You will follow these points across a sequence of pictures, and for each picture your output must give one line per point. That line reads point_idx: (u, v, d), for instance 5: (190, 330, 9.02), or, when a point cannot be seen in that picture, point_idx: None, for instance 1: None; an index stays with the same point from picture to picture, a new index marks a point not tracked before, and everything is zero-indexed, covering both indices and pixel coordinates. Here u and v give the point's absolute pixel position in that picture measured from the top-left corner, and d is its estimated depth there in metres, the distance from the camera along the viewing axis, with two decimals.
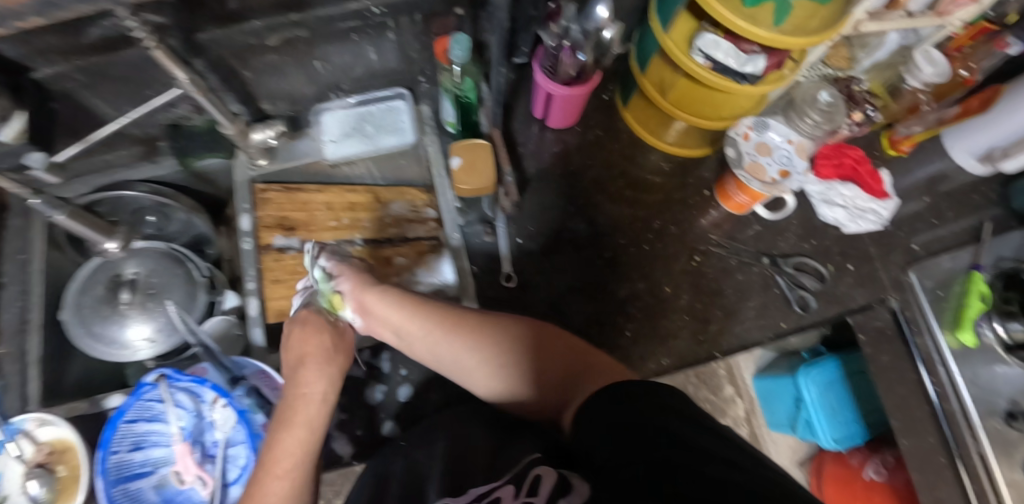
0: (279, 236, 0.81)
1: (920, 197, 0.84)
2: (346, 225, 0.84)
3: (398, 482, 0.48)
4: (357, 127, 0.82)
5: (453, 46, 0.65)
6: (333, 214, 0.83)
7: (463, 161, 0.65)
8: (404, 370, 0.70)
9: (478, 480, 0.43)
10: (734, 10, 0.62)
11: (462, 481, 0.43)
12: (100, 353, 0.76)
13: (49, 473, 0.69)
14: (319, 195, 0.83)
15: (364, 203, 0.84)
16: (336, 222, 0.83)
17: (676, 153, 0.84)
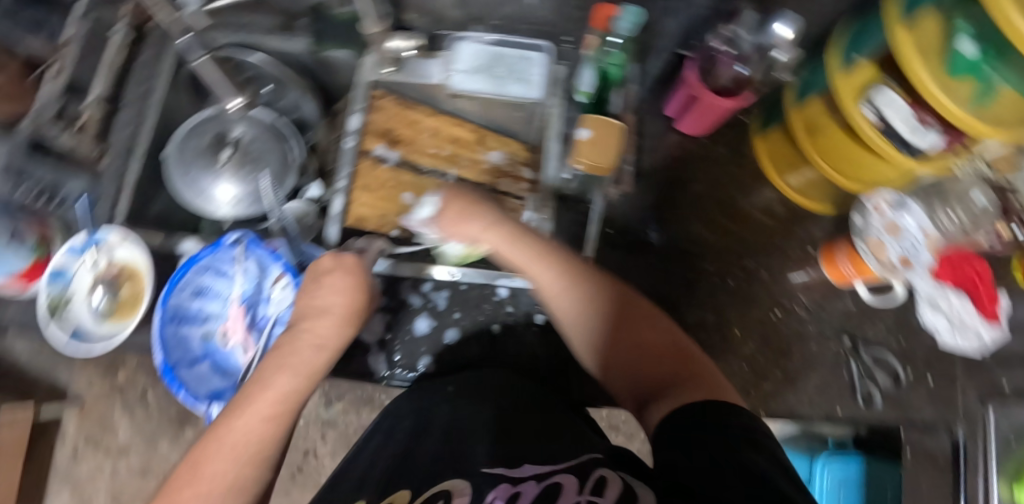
0: (381, 145, 0.80)
1: None
2: (444, 156, 0.82)
3: (433, 431, 0.48)
4: (489, 66, 0.78)
5: (622, 15, 0.65)
6: (435, 141, 0.82)
7: (590, 134, 0.65)
8: (457, 313, 0.70)
9: (533, 457, 0.41)
10: (936, 77, 0.55)
11: (513, 453, 0.42)
12: (188, 199, 0.79)
13: (113, 289, 0.74)
14: (430, 120, 0.83)
15: (467, 142, 0.84)
16: (436, 150, 0.82)
17: (795, 199, 0.79)
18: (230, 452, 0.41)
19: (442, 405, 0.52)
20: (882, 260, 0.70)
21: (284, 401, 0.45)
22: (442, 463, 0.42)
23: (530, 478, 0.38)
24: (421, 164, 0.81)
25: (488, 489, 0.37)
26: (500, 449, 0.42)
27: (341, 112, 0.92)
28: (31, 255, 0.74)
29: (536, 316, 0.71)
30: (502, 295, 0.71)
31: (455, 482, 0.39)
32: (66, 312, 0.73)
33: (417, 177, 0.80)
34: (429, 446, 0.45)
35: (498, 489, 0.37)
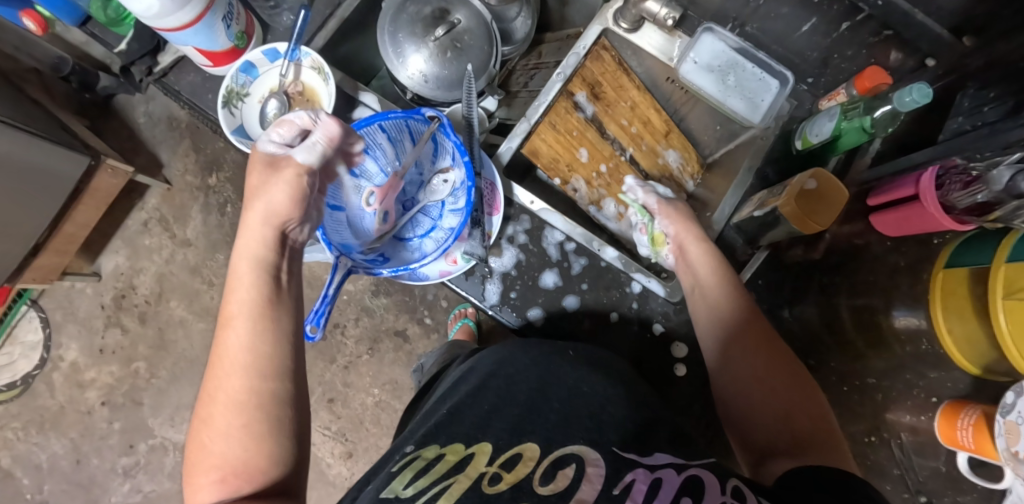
0: (582, 93, 0.78)
1: None
2: (631, 133, 0.81)
3: (563, 383, 0.52)
4: (723, 69, 0.76)
5: (908, 90, 0.60)
6: (629, 115, 0.81)
7: (812, 188, 0.63)
8: (584, 285, 0.72)
9: (664, 450, 0.46)
10: None
11: (643, 441, 0.46)
12: (385, 56, 0.80)
13: (288, 106, 0.75)
14: (635, 92, 0.81)
15: (656, 130, 0.82)
16: (626, 122, 0.81)
17: (946, 346, 0.72)
18: (222, 368, 0.43)
19: (562, 361, 0.56)
20: (1010, 447, 0.64)
21: (256, 289, 0.46)
22: (571, 428, 0.47)
23: (667, 467, 0.43)
24: (608, 130, 0.80)
25: (625, 471, 0.42)
26: (626, 431, 0.47)
27: (545, 43, 0.93)
28: (230, 41, 0.74)
29: (654, 325, 0.72)
30: (632, 290, 0.72)
31: (585, 449, 0.44)
32: (238, 105, 0.74)
33: (599, 138, 0.78)
34: (559, 403, 0.49)
35: (636, 473, 0.42)
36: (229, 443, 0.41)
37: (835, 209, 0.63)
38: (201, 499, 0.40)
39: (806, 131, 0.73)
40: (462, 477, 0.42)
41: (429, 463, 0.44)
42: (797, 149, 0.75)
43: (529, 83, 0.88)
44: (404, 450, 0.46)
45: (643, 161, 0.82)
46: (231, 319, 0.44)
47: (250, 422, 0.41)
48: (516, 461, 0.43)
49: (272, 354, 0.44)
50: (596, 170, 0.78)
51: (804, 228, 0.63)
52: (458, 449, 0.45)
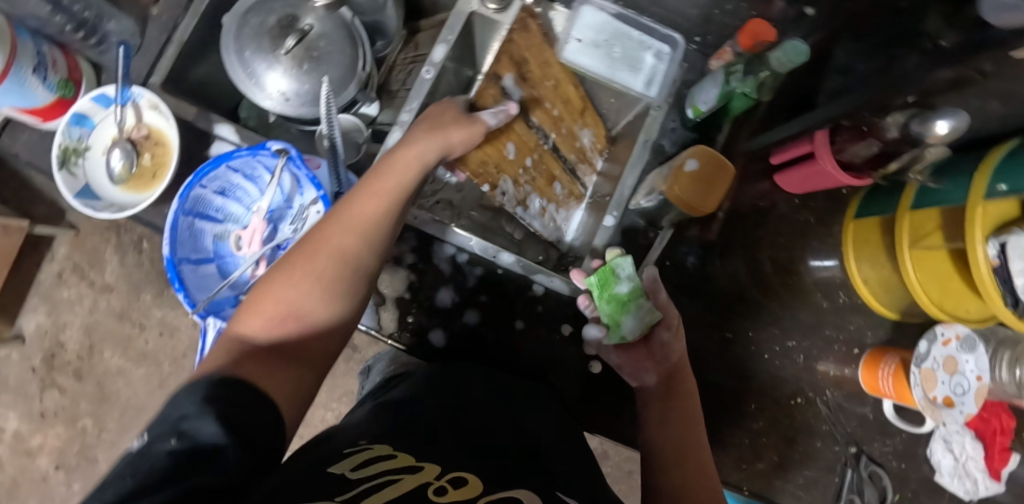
0: (509, 77, 0.71)
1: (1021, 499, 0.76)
2: (555, 116, 0.74)
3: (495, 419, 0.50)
4: (609, 43, 0.69)
5: (784, 47, 0.56)
6: (552, 95, 0.74)
7: (695, 168, 0.59)
8: (484, 296, 0.69)
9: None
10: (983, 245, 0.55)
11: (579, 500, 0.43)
12: (236, 78, 0.72)
13: (133, 154, 0.69)
14: (557, 67, 0.74)
15: (575, 108, 0.76)
16: (549, 104, 0.74)
17: (864, 295, 0.73)
18: (346, 229, 0.51)
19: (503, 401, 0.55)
20: (928, 395, 0.65)
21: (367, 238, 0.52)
22: (509, 471, 0.42)
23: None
24: (534, 117, 0.72)
25: None
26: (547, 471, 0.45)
27: (422, 32, 0.84)
28: (52, 93, 0.66)
29: (563, 326, 0.69)
30: (536, 292, 0.69)
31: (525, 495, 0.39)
32: (77, 163, 0.67)
33: (526, 128, 0.71)
34: (485, 432, 0.47)
35: None
36: (306, 293, 0.47)
37: (720, 189, 0.60)
38: (250, 326, 0.45)
39: (693, 99, 0.67)
40: (409, 477, 0.37)
41: (379, 457, 0.39)
42: (690, 117, 0.69)
43: (407, 80, 0.81)
44: (357, 442, 0.43)
45: (563, 146, 0.76)
46: (352, 225, 0.51)
47: (308, 304, 0.47)
48: (461, 484, 0.38)
49: (373, 254, 0.52)
50: (522, 166, 0.71)
51: (695, 213, 0.61)
52: (409, 457, 0.40)
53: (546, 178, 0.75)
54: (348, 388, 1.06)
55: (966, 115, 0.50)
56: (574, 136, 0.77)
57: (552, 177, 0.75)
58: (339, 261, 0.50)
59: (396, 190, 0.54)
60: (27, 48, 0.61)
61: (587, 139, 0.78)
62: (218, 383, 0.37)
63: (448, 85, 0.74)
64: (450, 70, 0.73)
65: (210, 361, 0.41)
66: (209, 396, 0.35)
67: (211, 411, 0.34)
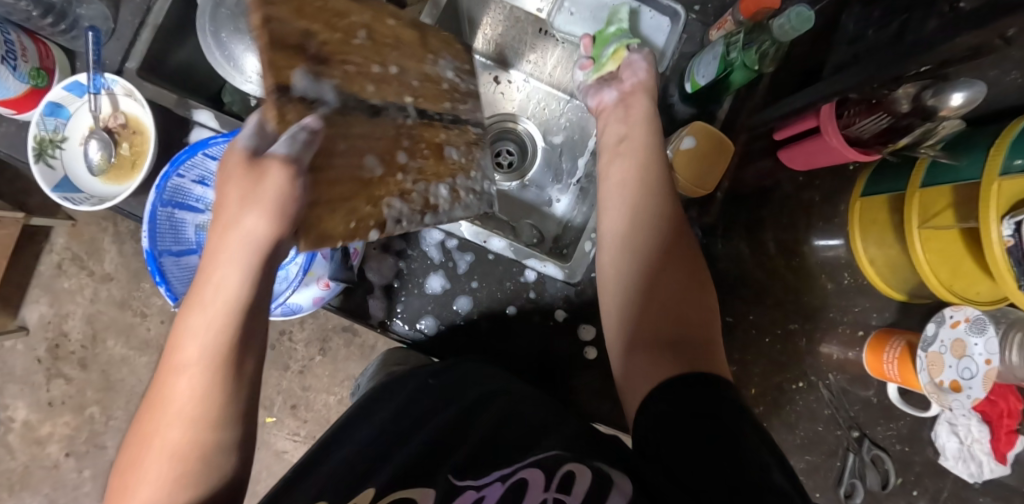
0: (298, 70, 0.38)
1: None
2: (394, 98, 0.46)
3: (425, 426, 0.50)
4: (607, 17, 0.65)
5: (789, 16, 0.52)
6: (376, 51, 0.45)
7: (695, 145, 0.57)
8: (475, 283, 0.67)
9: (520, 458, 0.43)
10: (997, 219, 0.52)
11: (483, 464, 0.43)
12: (214, 62, 0.70)
13: (112, 143, 0.67)
14: (368, 32, 0.45)
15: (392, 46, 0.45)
16: (412, 84, 0.49)
17: (868, 277, 0.70)
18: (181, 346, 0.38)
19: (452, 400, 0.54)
20: (934, 379, 0.63)
21: (207, 378, 0.38)
22: (428, 463, 0.44)
23: (494, 483, 0.40)
24: (369, 99, 0.44)
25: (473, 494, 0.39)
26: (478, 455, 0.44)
27: None
28: (24, 83, 0.64)
29: (556, 312, 0.67)
30: (528, 278, 0.67)
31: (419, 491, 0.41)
32: (54, 154, 0.65)
33: (369, 121, 0.44)
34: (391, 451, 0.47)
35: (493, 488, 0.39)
36: (151, 483, 0.36)
37: (721, 169, 0.58)
38: None
39: (693, 72, 0.64)
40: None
41: None
42: (688, 92, 0.66)
43: None
44: None
45: (432, 103, 0.50)
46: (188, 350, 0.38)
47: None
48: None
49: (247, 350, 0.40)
50: (400, 168, 0.46)
51: (694, 193, 0.59)
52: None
53: (434, 153, 0.50)
54: (349, 372, 1.04)
55: (982, 87, 0.49)
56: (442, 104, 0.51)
57: (438, 147, 0.51)
58: (179, 446, 0.37)
59: (229, 327, 0.39)
60: None
61: (449, 74, 0.53)
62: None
63: None
64: None
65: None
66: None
67: None
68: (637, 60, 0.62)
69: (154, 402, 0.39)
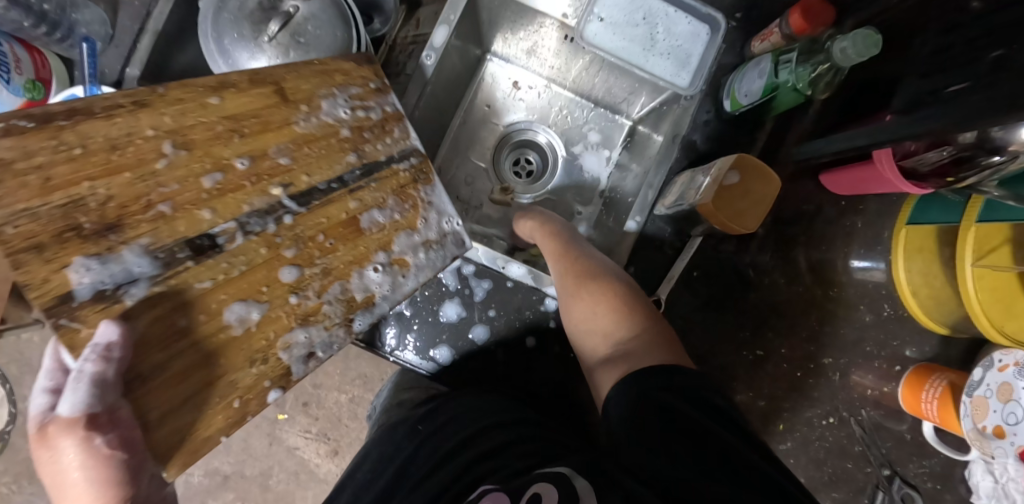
0: (76, 277, 0.31)
1: None
2: (251, 185, 0.39)
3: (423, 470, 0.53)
4: (648, 26, 0.61)
5: (851, 40, 0.48)
6: (179, 172, 0.35)
7: (735, 181, 0.52)
8: (491, 311, 0.64)
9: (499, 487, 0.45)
10: None
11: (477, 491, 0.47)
12: (219, 70, 0.66)
13: None
14: (212, 100, 0.38)
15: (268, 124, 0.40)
16: (172, 187, 0.35)
17: (911, 309, 0.66)
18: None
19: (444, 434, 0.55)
20: (977, 425, 0.59)
21: None
22: None
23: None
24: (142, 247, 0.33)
25: None
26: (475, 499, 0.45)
27: (424, 6, 0.77)
28: (20, 97, 0.60)
29: (577, 344, 0.64)
30: (548, 308, 0.64)
31: None
32: None
33: (157, 327, 0.34)
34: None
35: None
36: None
37: (764, 205, 0.53)
38: None
39: (734, 88, 0.59)
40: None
41: None
42: (727, 110, 0.62)
43: (408, 65, 0.73)
44: None
45: (317, 172, 0.42)
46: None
47: None
48: None
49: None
50: (301, 303, 0.40)
51: (728, 230, 0.53)
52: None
53: (351, 229, 0.43)
54: (361, 372, 0.97)
55: None
56: (271, 197, 0.39)
57: (402, 196, 0.47)
58: None
59: None
60: None
61: (344, 113, 0.45)
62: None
63: (452, 64, 0.69)
64: (452, 50, 0.67)
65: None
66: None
67: None
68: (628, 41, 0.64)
69: None
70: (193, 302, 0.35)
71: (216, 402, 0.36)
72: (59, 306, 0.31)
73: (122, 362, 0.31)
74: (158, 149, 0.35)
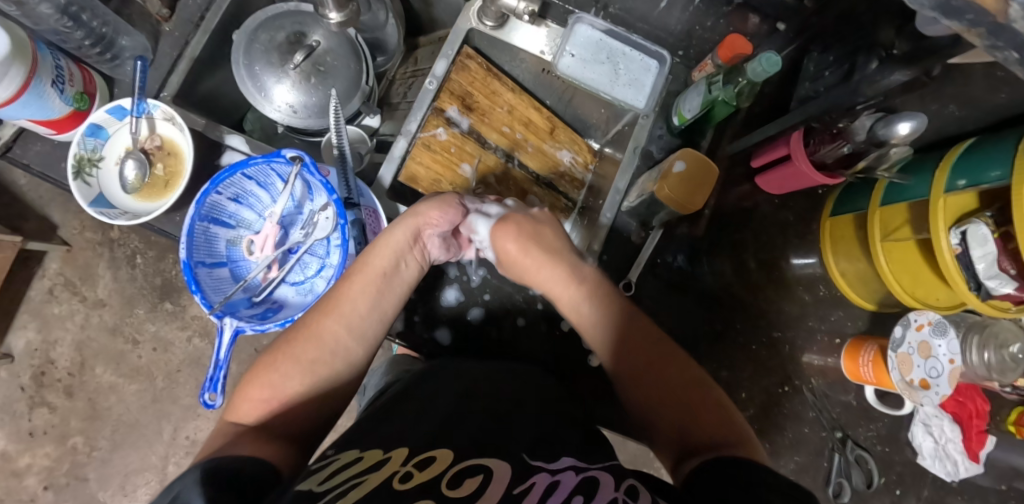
0: (454, 108, 0.76)
1: (994, 479, 0.80)
2: (519, 140, 0.80)
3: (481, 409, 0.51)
4: (611, 60, 0.75)
5: (759, 60, 0.59)
6: (508, 119, 0.79)
7: (684, 169, 0.63)
8: (487, 296, 0.72)
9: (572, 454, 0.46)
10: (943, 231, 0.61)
11: (553, 449, 0.47)
12: (246, 92, 0.75)
13: (148, 163, 0.70)
14: (533, 106, 0.81)
15: (541, 130, 0.81)
16: (488, 115, 0.78)
17: (841, 288, 0.79)
18: (335, 314, 0.55)
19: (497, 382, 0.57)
20: (905, 378, 0.71)
21: (341, 325, 0.55)
22: (477, 418, 0.49)
23: (568, 470, 0.43)
24: (486, 137, 0.78)
25: (525, 477, 0.42)
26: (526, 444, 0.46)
27: (421, 48, 0.88)
28: (68, 106, 0.68)
29: (562, 322, 0.72)
30: (536, 291, 0.73)
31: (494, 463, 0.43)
32: (92, 173, 0.68)
33: (480, 149, 0.77)
34: (452, 426, 0.48)
35: (538, 476, 0.42)
36: (285, 378, 0.52)
37: (709, 187, 0.64)
38: (243, 411, 0.51)
39: (680, 106, 0.72)
40: (373, 475, 0.41)
41: (347, 463, 0.43)
42: (675, 125, 0.74)
43: (408, 94, 0.84)
44: (325, 455, 0.46)
45: (534, 163, 0.81)
46: (340, 307, 0.56)
47: (292, 391, 0.51)
48: (429, 462, 0.42)
49: (365, 324, 0.56)
50: (483, 184, 0.78)
51: (682, 211, 0.65)
52: (377, 453, 0.44)
53: (517, 192, 0.79)
54: None
55: (924, 119, 0.57)
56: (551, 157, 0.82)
57: (525, 192, 0.80)
58: (318, 348, 0.54)
59: (372, 277, 0.57)
60: (47, 63, 0.64)
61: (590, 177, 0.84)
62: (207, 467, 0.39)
63: None
64: None
65: (209, 442, 0.47)
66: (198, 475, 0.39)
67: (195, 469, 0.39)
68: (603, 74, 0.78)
69: (297, 329, 0.55)
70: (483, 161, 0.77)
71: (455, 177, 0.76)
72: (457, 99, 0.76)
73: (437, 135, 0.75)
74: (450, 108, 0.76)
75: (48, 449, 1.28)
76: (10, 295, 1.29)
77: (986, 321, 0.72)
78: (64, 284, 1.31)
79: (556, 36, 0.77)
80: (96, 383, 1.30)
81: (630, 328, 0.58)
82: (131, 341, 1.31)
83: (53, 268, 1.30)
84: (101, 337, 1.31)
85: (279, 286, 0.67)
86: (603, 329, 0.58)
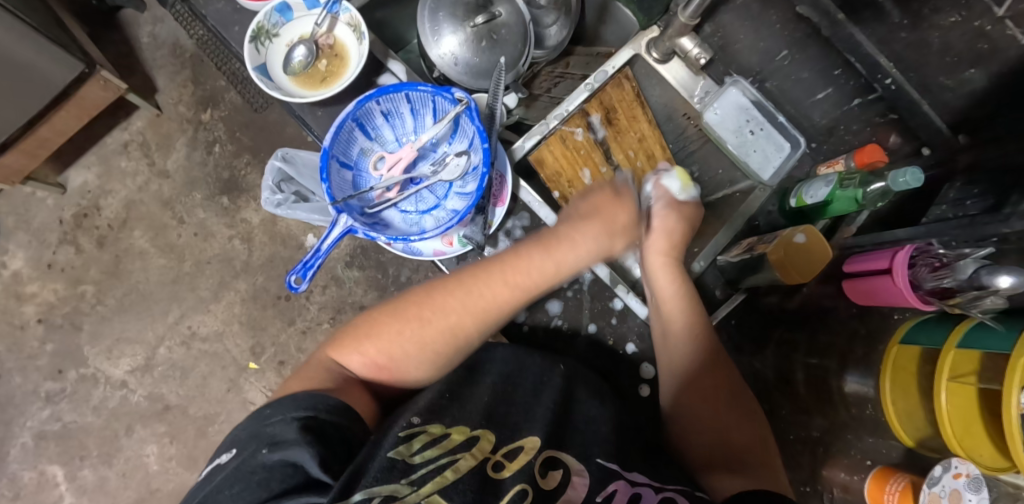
0: (597, 116, 0.81)
1: None
2: (639, 167, 0.83)
3: (540, 401, 0.56)
4: (752, 126, 0.80)
5: (900, 172, 0.62)
6: (637, 146, 0.83)
7: (801, 243, 0.66)
8: (569, 293, 0.74)
9: (643, 471, 0.53)
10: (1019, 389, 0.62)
11: (624, 458, 0.54)
12: (421, 30, 0.81)
13: (315, 55, 0.74)
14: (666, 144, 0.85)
15: (660, 167, 0.83)
16: (621, 134, 0.82)
17: (889, 419, 0.78)
18: (451, 314, 0.57)
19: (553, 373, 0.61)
20: None
21: (446, 335, 0.57)
22: (516, 421, 0.53)
23: (644, 486, 0.51)
24: (614, 156, 0.82)
25: (608, 483, 0.49)
26: (596, 444, 0.54)
27: (575, 55, 0.94)
28: None
29: (627, 345, 0.74)
30: (614, 306, 0.74)
31: (571, 460, 0.50)
32: (265, 43, 0.73)
33: (604, 161, 0.81)
34: (525, 419, 0.54)
35: (618, 485, 0.49)
36: (407, 352, 0.56)
37: (817, 265, 0.66)
38: (351, 359, 0.56)
39: (802, 190, 0.75)
40: (467, 457, 0.46)
41: (434, 437, 0.47)
42: (790, 205, 0.77)
43: (552, 90, 0.90)
44: (410, 420, 0.48)
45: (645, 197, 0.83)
46: (470, 305, 0.58)
47: (406, 366, 0.57)
48: (518, 452, 0.49)
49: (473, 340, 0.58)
50: None
51: (785, 278, 0.67)
52: (463, 430, 0.50)
53: None
54: None
55: None
56: None
57: None
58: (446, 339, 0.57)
59: (524, 285, 0.59)
60: None
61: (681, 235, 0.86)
62: (311, 402, 0.46)
63: None
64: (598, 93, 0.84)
65: (313, 376, 0.53)
66: (304, 423, 0.43)
67: (302, 424, 0.43)
68: (747, 142, 0.80)
69: (413, 312, 0.57)
70: (605, 175, 0.81)
71: (574, 177, 0.79)
72: (603, 110, 0.81)
73: (575, 133, 0.79)
74: (593, 114, 0.80)
75: (58, 286, 1.28)
76: (88, 135, 1.31)
77: (1018, 493, 0.73)
78: (140, 143, 1.33)
79: (707, 88, 0.82)
80: (128, 244, 1.31)
81: (716, 355, 0.65)
82: (177, 219, 1.32)
83: (137, 126, 1.33)
84: (152, 204, 1.32)
85: (389, 208, 0.70)
86: (692, 347, 0.64)
